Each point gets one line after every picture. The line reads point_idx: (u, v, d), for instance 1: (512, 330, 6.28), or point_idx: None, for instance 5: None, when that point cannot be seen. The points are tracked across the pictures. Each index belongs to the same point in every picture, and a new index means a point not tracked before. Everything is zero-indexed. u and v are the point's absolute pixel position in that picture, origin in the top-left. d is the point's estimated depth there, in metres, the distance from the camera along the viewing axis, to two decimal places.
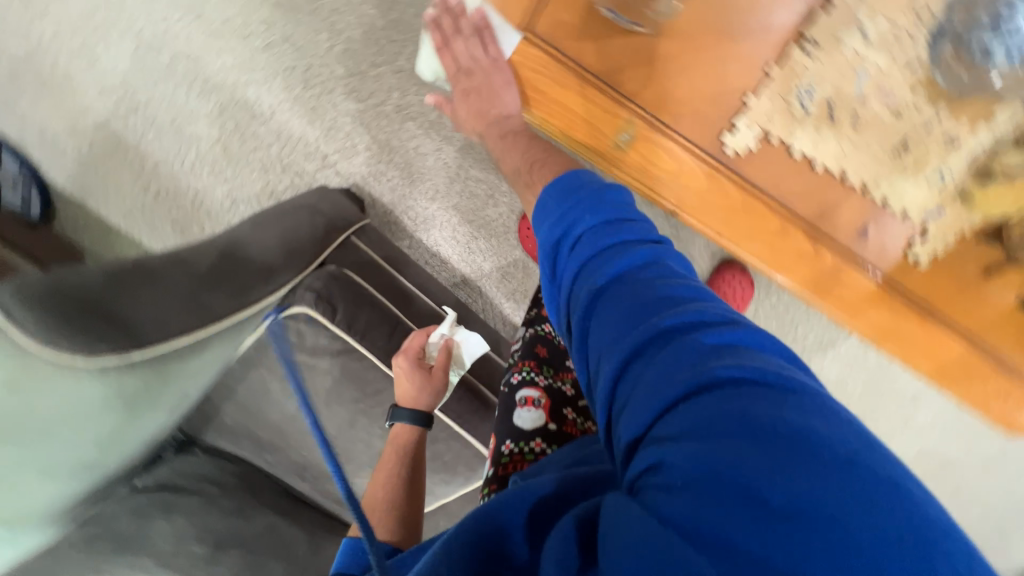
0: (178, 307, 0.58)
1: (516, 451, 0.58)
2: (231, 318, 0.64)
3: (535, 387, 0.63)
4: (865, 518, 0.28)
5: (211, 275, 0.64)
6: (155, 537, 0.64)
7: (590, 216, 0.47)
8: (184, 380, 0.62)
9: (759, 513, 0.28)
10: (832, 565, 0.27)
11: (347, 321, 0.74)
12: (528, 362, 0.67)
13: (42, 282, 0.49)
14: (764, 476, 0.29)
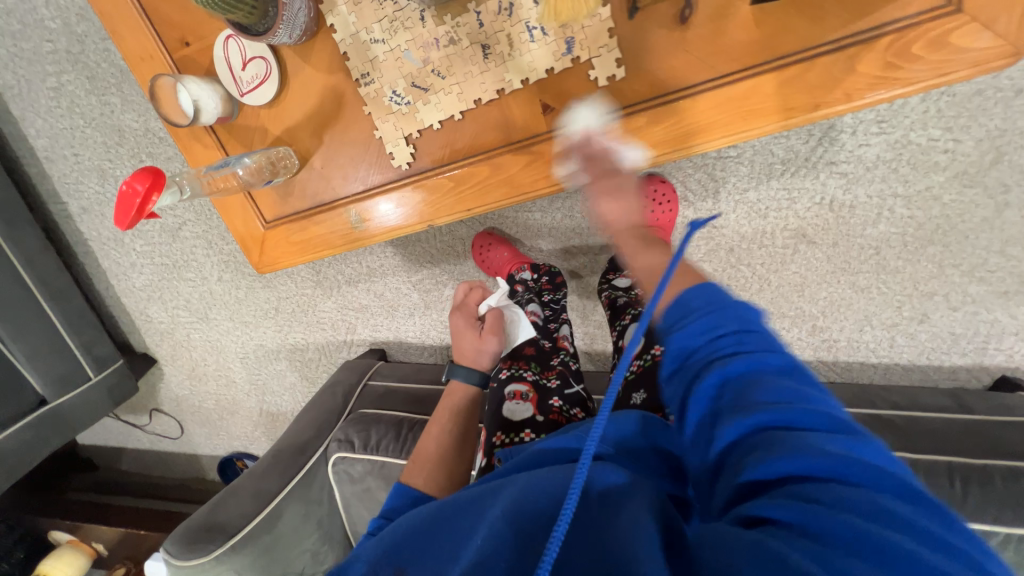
0: (252, 497, 0.83)
1: (505, 441, 0.74)
2: (285, 495, 0.85)
3: (521, 383, 0.82)
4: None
5: (274, 467, 0.88)
6: (289, 552, 0.86)
7: (734, 298, 0.45)
8: (286, 538, 0.86)
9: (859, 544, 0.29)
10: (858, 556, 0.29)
11: (353, 433, 0.93)
12: (518, 363, 0.87)
13: (190, 527, 0.80)
14: (875, 531, 0.30)
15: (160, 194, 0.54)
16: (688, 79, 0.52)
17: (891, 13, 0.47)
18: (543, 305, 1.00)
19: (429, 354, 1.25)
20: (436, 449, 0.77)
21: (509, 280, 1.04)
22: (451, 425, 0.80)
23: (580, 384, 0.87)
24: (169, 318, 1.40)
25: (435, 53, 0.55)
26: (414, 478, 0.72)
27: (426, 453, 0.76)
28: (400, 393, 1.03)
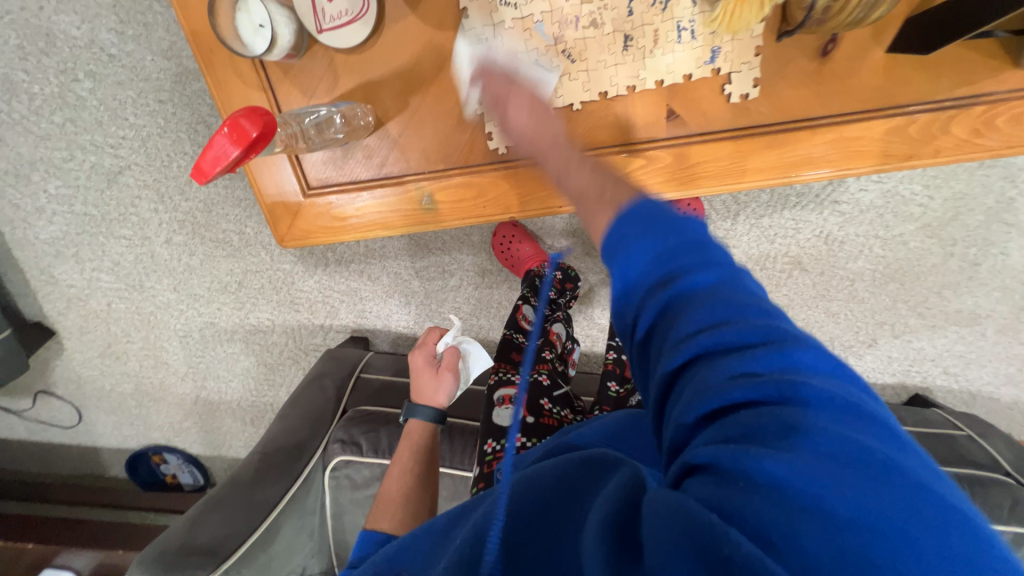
0: (243, 511, 0.71)
1: (500, 448, 0.75)
2: (282, 506, 0.74)
3: (511, 388, 0.81)
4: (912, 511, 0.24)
5: (265, 475, 0.76)
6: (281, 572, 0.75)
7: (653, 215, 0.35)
8: (279, 557, 0.75)
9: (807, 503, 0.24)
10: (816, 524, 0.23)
11: (356, 437, 0.82)
12: (507, 366, 0.85)
13: (161, 552, 0.66)
14: (805, 472, 0.25)
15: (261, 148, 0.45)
16: (811, 111, 0.53)
17: (992, 84, 0.52)
18: (536, 303, 0.96)
19: None
20: (401, 492, 0.68)
21: (524, 277, 0.99)
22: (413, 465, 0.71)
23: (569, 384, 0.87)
24: (83, 281, 1.12)
25: (572, 33, 0.50)
26: (378, 522, 0.62)
27: (388, 494, 0.67)
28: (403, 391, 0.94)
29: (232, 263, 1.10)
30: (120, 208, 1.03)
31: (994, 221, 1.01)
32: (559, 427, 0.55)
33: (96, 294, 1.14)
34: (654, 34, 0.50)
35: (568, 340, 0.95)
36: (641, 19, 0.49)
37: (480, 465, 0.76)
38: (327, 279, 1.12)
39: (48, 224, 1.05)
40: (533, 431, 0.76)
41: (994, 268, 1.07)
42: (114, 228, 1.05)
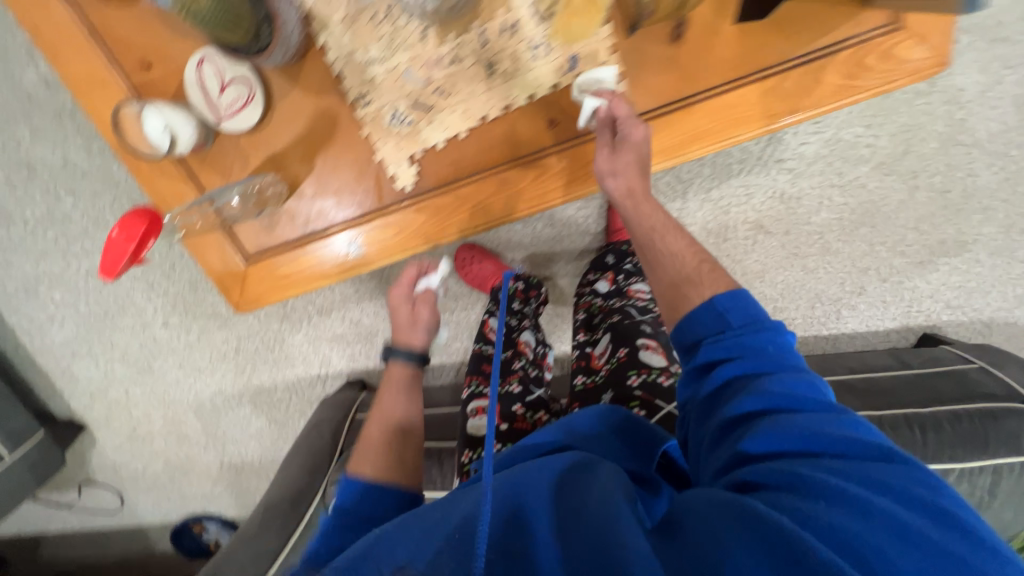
0: (251, 557, 0.75)
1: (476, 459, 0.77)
2: (289, 549, 0.78)
3: (483, 399, 0.83)
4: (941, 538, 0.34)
5: (269, 522, 0.80)
6: None
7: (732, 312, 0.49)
8: None
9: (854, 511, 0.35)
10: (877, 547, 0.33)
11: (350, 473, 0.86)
12: (479, 377, 0.88)
13: None
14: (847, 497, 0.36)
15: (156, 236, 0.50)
16: (683, 91, 0.55)
17: (851, 30, 0.53)
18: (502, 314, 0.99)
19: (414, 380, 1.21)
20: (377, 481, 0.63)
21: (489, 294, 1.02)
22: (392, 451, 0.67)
23: (541, 387, 0.88)
24: (101, 374, 1.22)
25: (438, 72, 0.54)
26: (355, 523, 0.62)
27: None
28: None
29: (226, 332, 1.17)
30: (118, 301, 1.12)
31: (951, 145, 0.98)
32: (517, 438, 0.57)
33: (113, 383, 1.24)
34: (514, 55, 0.53)
35: (538, 345, 0.98)
36: (499, 44, 0.53)
37: (460, 478, 0.77)
38: (314, 331, 1.18)
39: (61, 328, 1.15)
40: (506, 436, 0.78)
41: (967, 191, 1.03)
42: (117, 320, 1.14)
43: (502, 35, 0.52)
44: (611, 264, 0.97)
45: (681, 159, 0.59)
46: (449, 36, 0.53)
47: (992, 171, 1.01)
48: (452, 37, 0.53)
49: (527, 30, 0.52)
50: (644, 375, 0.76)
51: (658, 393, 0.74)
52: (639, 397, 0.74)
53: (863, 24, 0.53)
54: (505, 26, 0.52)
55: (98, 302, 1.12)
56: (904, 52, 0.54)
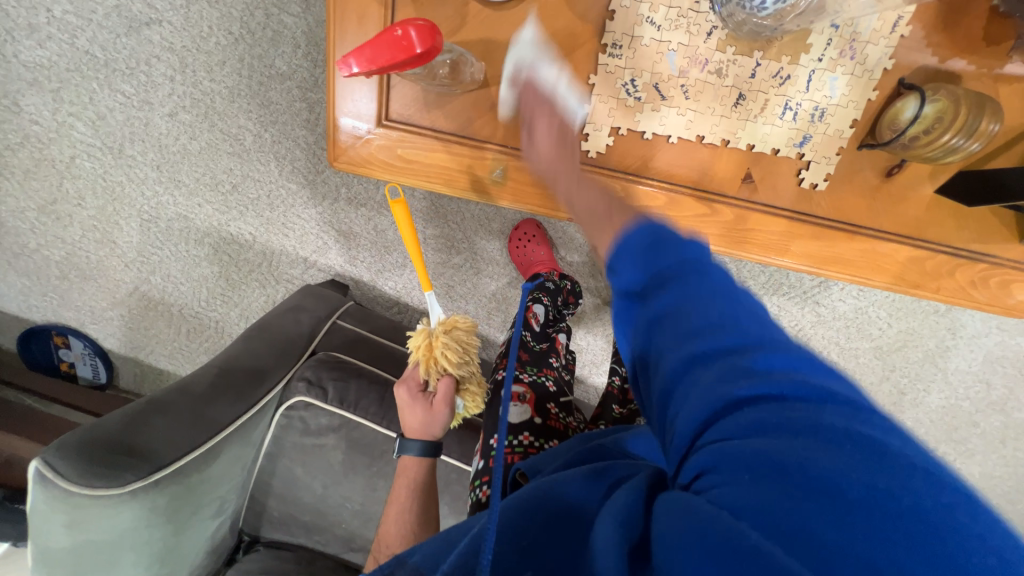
0: (193, 417, 0.64)
1: (505, 444, 0.70)
2: (238, 423, 0.68)
3: (519, 384, 0.77)
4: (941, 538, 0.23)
5: (223, 386, 0.69)
6: (208, 502, 0.69)
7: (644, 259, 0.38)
8: (216, 486, 0.69)
9: (838, 510, 0.24)
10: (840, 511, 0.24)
11: (323, 381, 0.79)
12: (517, 359, 0.81)
13: (93, 441, 0.57)
14: (790, 451, 0.26)
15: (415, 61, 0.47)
16: (860, 220, 0.59)
17: (994, 251, 0.61)
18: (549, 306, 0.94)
19: (399, 315, 1.15)
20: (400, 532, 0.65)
21: (537, 278, 0.98)
22: (412, 500, 0.67)
23: (571, 393, 0.85)
24: (53, 122, 0.98)
25: (696, 73, 0.52)
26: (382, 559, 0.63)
27: (388, 538, 0.64)
28: (378, 348, 0.91)
29: (233, 161, 1.01)
30: (127, 59, 0.92)
31: (927, 362, 1.16)
32: (587, 435, 0.59)
33: (58, 141, 1.00)
34: (763, 103, 0.53)
35: (568, 351, 0.95)
36: (761, 82, 0.52)
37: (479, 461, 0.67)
38: (330, 215, 1.06)
39: (32, 45, 0.91)
40: (541, 433, 0.72)
41: (915, 401, 1.22)
42: (111, 78, 0.94)
43: (768, 80, 0.52)
44: None
45: (821, 270, 0.61)
46: (726, 49, 0.51)
47: (938, 396, 1.20)
48: (727, 53, 0.52)
49: (790, 90, 0.53)
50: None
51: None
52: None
53: (1006, 251, 0.61)
54: (777, 74, 0.52)
55: (102, 46, 0.91)
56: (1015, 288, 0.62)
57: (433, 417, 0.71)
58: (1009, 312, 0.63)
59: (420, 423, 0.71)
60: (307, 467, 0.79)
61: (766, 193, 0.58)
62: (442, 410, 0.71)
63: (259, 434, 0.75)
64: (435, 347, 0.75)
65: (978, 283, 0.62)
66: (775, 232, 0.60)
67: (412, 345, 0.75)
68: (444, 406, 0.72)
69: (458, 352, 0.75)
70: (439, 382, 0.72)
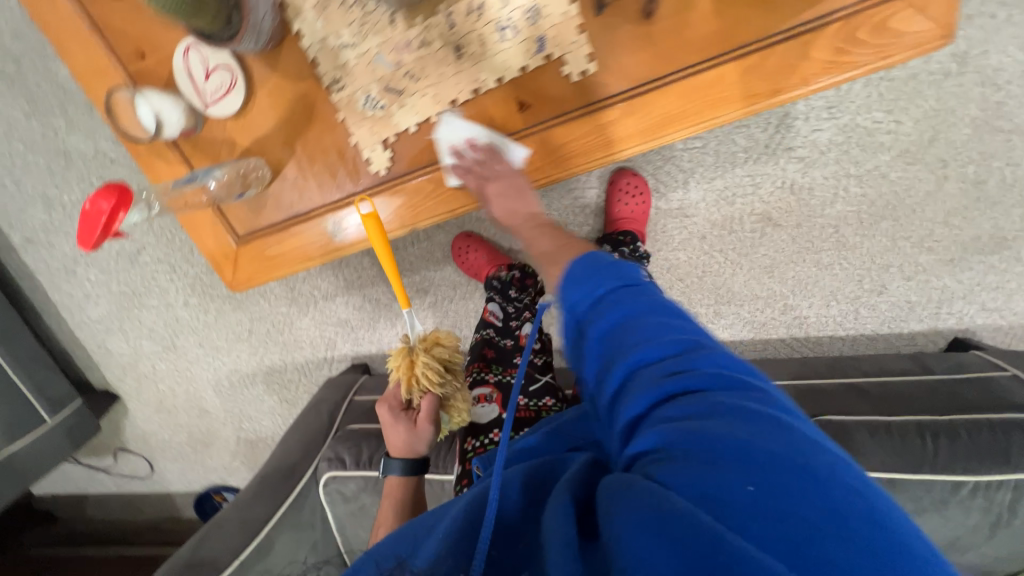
0: (240, 525, 0.80)
1: (478, 445, 0.78)
2: (277, 517, 0.83)
3: (485, 387, 0.86)
4: (843, 502, 0.32)
5: (260, 492, 0.85)
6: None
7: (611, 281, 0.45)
8: (287, 569, 0.84)
9: (772, 486, 0.32)
10: (790, 510, 0.32)
11: (342, 454, 0.90)
12: (482, 365, 0.91)
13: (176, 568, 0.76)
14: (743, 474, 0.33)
15: (127, 210, 0.49)
16: (657, 71, 0.53)
17: (837, 2, 0.50)
18: (502, 304, 1.01)
19: None
20: None
21: (487, 283, 1.04)
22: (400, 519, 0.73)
23: (542, 373, 0.89)
24: (131, 349, 1.32)
25: (408, 56, 0.55)
26: None
27: None
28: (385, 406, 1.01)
29: (240, 313, 1.24)
30: (143, 283, 1.21)
31: (987, 132, 0.90)
32: None
33: (140, 360, 1.33)
34: (479, 40, 0.53)
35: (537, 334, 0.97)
36: (464, 24, 0.53)
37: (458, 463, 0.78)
38: (321, 315, 1.23)
39: (93, 307, 1.25)
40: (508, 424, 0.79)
41: (1005, 181, 0.94)
42: (144, 301, 1.24)
43: (468, 18, 0.52)
44: (609, 250, 0.96)
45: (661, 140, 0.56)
46: (417, 20, 0.53)
47: None
48: (420, 22, 0.53)
49: (492, 13, 0.52)
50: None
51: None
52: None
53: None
54: (472, 8, 0.52)
55: (126, 283, 1.21)
56: (902, 22, 0.50)
57: (417, 435, 0.74)
58: (914, 49, 0.50)
59: (404, 440, 0.75)
60: (364, 528, 0.90)
61: (551, 106, 0.56)
62: (424, 429, 0.73)
63: (314, 517, 0.88)
64: (415, 365, 0.73)
65: (847, 46, 0.51)
66: (587, 133, 0.57)
67: (393, 365, 0.74)
68: (427, 424, 0.74)
69: (439, 370, 0.73)
70: (422, 402, 0.73)
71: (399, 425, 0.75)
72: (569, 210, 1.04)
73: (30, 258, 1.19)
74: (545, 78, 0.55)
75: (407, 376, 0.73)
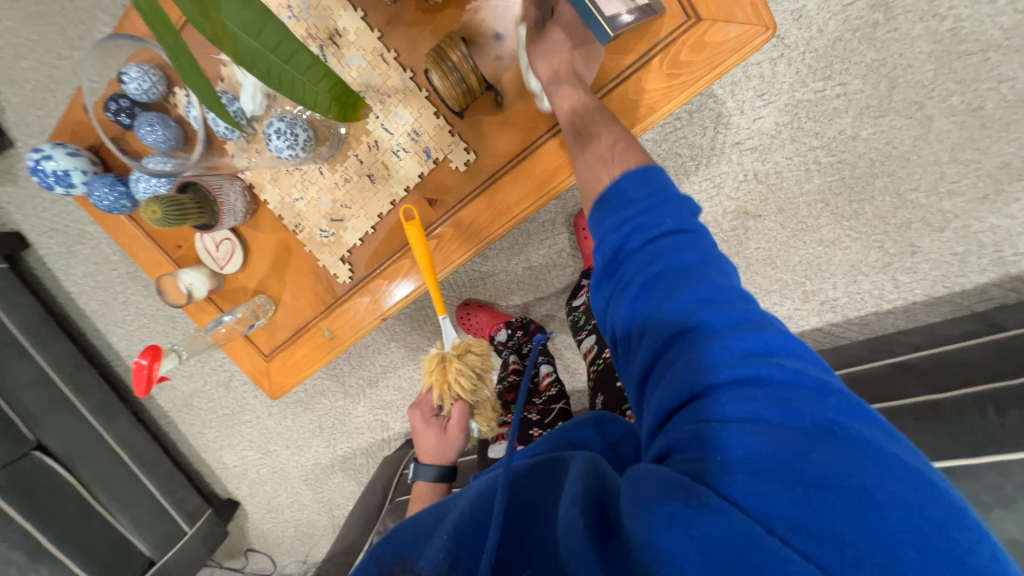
0: None
1: None
2: None
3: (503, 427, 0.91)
4: (895, 515, 0.32)
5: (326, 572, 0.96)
6: None
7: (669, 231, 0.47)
8: None
9: (802, 483, 0.33)
10: (822, 505, 0.33)
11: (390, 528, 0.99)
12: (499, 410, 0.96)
13: None
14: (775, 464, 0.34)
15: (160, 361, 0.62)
16: (525, 144, 0.63)
17: (651, 40, 0.57)
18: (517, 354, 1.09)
19: None
20: None
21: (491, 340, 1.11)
22: None
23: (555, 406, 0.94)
24: (241, 459, 1.59)
25: (339, 193, 0.70)
26: None
27: None
28: None
29: (312, 412, 1.46)
30: (239, 401, 1.49)
31: (951, 62, 0.84)
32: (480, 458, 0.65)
33: (249, 467, 1.59)
34: (384, 164, 0.68)
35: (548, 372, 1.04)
36: (369, 158, 0.68)
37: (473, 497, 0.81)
38: (372, 400, 1.40)
39: (209, 429, 1.55)
40: None
41: (1003, 101, 0.85)
42: (242, 417, 1.51)
43: (369, 153, 0.67)
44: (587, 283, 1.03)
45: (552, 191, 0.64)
46: (338, 166, 0.69)
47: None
48: (340, 166, 0.69)
49: (385, 143, 0.66)
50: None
51: None
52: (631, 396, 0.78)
53: (663, 27, 0.56)
54: (371, 145, 0.67)
55: (228, 405, 1.50)
56: (716, 31, 0.55)
57: (448, 442, 0.75)
58: (737, 49, 0.54)
59: (434, 447, 0.76)
60: None
61: (452, 192, 0.67)
62: (455, 437, 0.75)
63: None
64: (446, 372, 0.74)
65: (676, 68, 0.56)
66: (487, 206, 0.67)
67: (426, 371, 0.75)
68: (458, 432, 0.75)
69: (472, 378, 0.74)
70: (453, 409, 0.74)
71: (431, 432, 0.75)
72: (555, 255, 1.11)
73: (164, 400, 1.54)
74: (439, 174, 0.67)
75: (440, 382, 0.74)
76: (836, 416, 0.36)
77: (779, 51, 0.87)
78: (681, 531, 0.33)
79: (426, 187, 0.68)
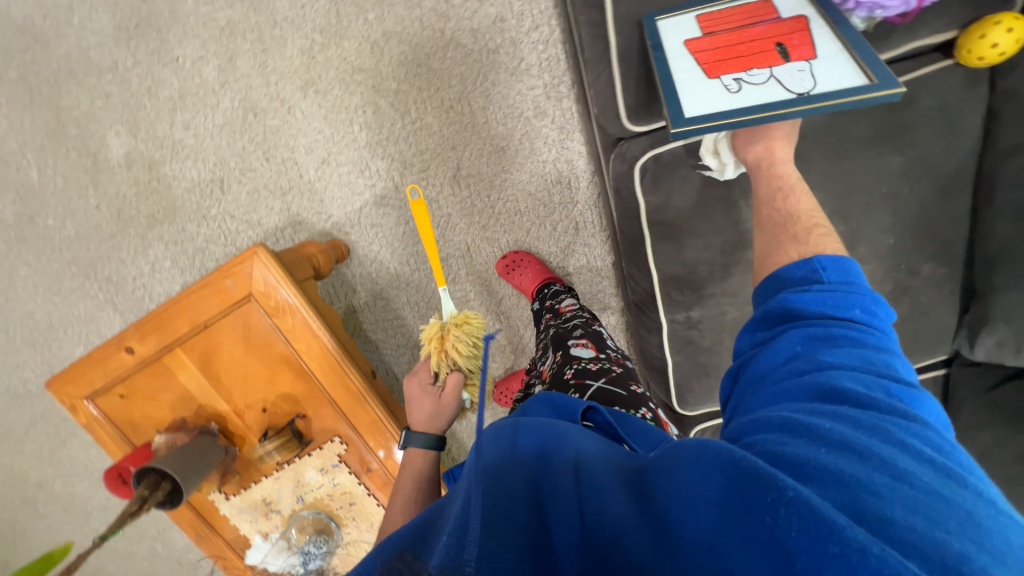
0: None
1: None
2: None
3: None
4: (963, 522, 0.36)
5: None
6: None
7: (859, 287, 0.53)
8: None
9: (886, 484, 0.37)
10: (898, 501, 0.36)
11: None
12: None
13: None
14: (863, 469, 0.38)
15: None
16: (327, 398, 0.91)
17: (262, 316, 0.87)
18: None
19: None
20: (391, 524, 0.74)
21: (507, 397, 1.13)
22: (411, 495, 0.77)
23: None
24: None
25: (362, 526, 0.97)
26: None
27: None
28: None
29: None
30: None
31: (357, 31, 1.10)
32: None
33: None
34: (345, 491, 0.95)
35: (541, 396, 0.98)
36: (341, 499, 0.96)
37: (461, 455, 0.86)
38: None
39: None
40: None
41: None
42: None
43: (338, 499, 0.96)
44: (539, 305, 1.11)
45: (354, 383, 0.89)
46: (344, 523, 0.96)
47: None
48: (344, 522, 0.96)
49: (331, 489, 0.95)
50: (575, 364, 0.84)
51: (587, 373, 0.81)
52: (571, 384, 0.80)
53: (256, 308, 0.86)
54: (331, 497, 0.95)
55: None
56: (259, 276, 0.85)
57: (441, 408, 0.88)
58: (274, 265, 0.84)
59: (427, 414, 0.88)
60: None
61: (364, 451, 0.93)
62: (447, 402, 0.89)
63: None
64: (445, 338, 0.95)
65: (277, 302, 0.86)
66: (367, 427, 0.92)
67: (428, 336, 0.95)
68: (450, 398, 0.90)
69: (468, 344, 0.95)
70: (448, 376, 0.92)
71: (427, 397, 0.90)
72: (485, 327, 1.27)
73: None
74: (351, 457, 0.94)
75: (438, 349, 0.95)
76: (930, 451, 0.41)
77: (335, 155, 1.15)
78: (754, 518, 0.36)
79: (358, 468, 0.94)
